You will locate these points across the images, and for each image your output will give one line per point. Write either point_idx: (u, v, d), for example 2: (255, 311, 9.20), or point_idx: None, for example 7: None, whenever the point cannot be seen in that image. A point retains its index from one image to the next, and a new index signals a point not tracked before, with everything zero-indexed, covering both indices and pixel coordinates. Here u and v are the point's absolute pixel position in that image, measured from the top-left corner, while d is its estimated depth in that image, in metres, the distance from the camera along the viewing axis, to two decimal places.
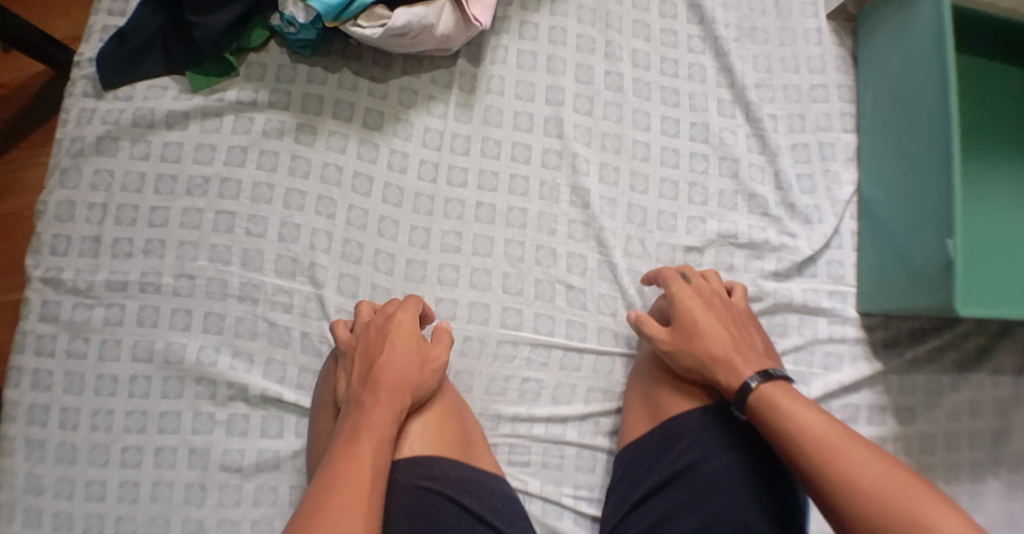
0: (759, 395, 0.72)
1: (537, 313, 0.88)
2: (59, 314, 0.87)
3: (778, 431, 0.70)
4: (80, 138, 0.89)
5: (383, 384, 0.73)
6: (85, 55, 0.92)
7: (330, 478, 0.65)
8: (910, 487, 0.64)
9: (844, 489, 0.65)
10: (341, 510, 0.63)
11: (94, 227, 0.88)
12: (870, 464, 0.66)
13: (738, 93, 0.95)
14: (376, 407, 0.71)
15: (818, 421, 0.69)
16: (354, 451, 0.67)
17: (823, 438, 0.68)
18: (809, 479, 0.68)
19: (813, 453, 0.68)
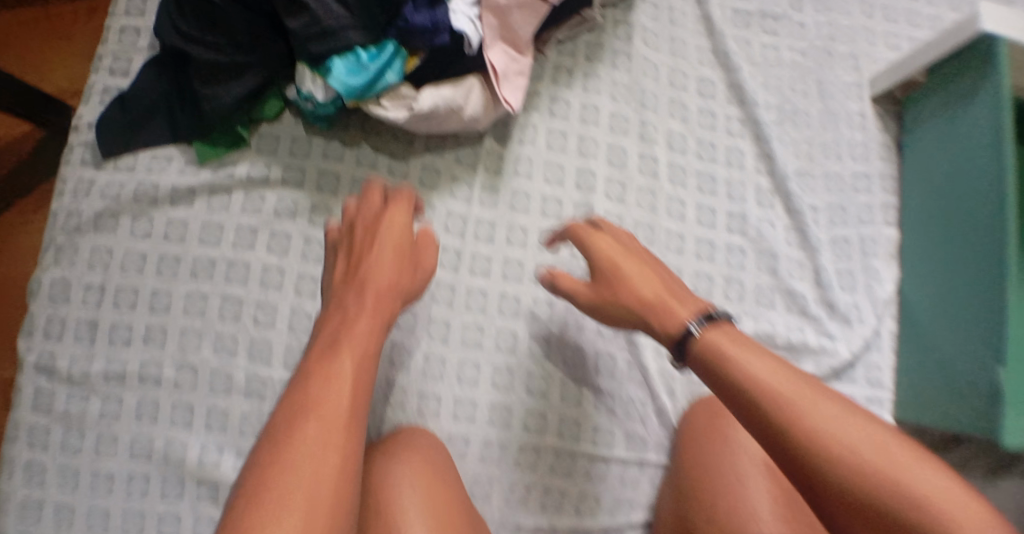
0: (701, 344, 0.61)
1: (561, 417, 0.84)
2: (53, 405, 0.81)
3: (730, 393, 0.59)
4: (76, 213, 0.83)
5: (366, 298, 0.70)
6: (84, 119, 0.85)
7: (298, 409, 0.61)
8: (889, 451, 0.55)
9: (814, 458, 0.55)
10: (314, 451, 0.58)
11: (91, 311, 0.82)
12: (842, 422, 0.56)
13: (779, 182, 0.90)
14: (360, 304, 0.70)
15: (772, 373, 0.58)
16: (330, 367, 0.64)
17: (776, 388, 0.57)
18: (769, 441, 0.57)
19: (774, 412, 0.57)
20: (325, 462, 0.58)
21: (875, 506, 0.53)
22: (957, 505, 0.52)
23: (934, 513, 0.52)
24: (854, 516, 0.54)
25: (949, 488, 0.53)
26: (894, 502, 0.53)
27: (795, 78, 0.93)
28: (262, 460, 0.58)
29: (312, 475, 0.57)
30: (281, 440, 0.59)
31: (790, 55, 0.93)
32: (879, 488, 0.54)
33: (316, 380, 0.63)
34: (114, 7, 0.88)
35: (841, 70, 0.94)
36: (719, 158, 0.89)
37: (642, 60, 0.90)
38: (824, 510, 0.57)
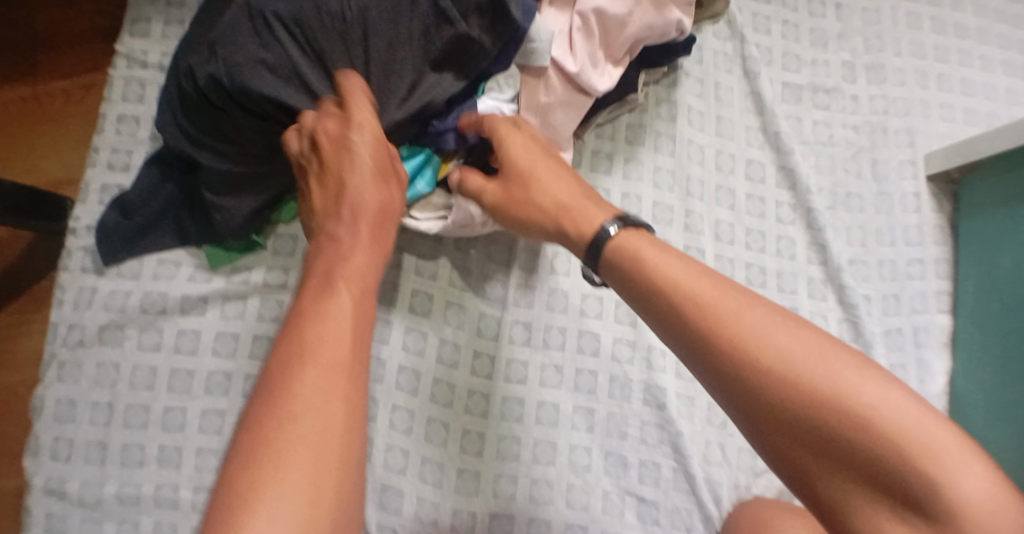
0: (620, 248, 0.59)
1: (604, 532, 0.78)
2: (64, 531, 0.76)
3: (644, 296, 0.56)
4: (79, 325, 0.77)
5: (364, 224, 0.63)
6: (83, 222, 0.79)
7: (292, 353, 0.54)
8: (820, 354, 0.50)
9: (744, 370, 0.51)
10: (318, 399, 0.52)
11: (100, 430, 0.77)
12: (769, 325, 0.52)
13: (832, 273, 0.84)
14: (354, 234, 0.62)
15: (692, 275, 0.55)
16: (325, 311, 0.57)
17: (694, 292, 0.54)
18: (685, 353, 0.54)
19: (689, 319, 0.53)
20: (331, 412, 0.52)
21: (814, 424, 0.49)
22: (904, 416, 0.48)
23: (886, 425, 0.48)
24: (793, 443, 0.50)
25: (900, 403, 0.48)
26: (835, 415, 0.49)
27: (848, 157, 0.88)
28: (262, 407, 0.52)
29: (315, 423, 0.52)
30: (278, 390, 0.53)
31: (842, 131, 0.89)
32: (817, 402, 0.49)
33: (309, 325, 0.56)
34: (110, 92, 0.82)
35: (894, 148, 0.89)
36: (767, 244, 0.84)
37: (686, 143, 0.85)
38: (761, 445, 0.51)
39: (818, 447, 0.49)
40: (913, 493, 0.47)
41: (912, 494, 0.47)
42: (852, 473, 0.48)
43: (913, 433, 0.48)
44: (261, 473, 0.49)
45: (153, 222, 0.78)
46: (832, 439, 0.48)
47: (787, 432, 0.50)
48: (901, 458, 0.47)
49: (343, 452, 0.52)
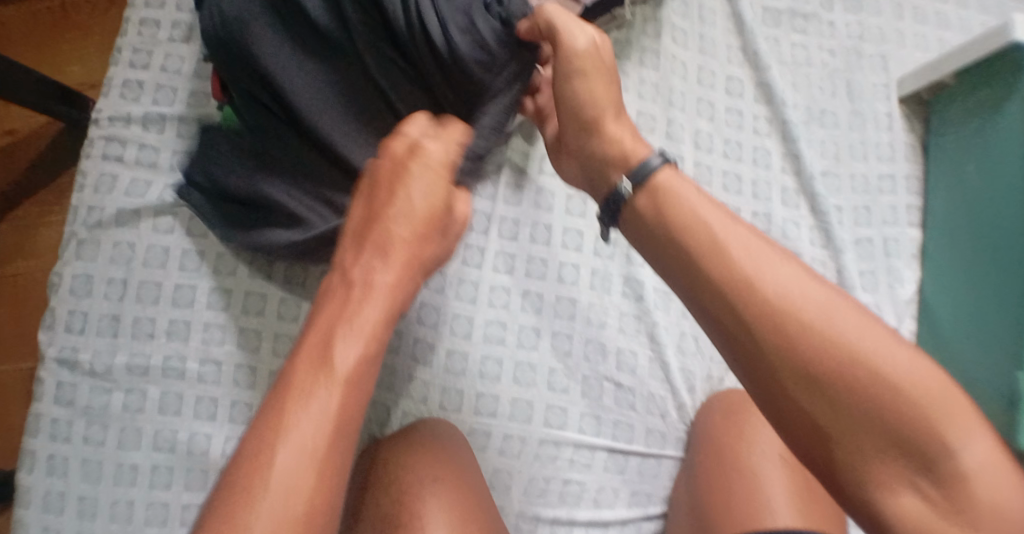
0: (660, 186, 0.58)
1: (582, 414, 0.84)
2: (76, 398, 0.81)
3: (680, 254, 0.55)
4: (98, 208, 0.82)
5: (370, 302, 0.59)
6: (106, 113, 0.83)
7: (267, 445, 0.51)
8: (857, 320, 0.51)
9: (779, 331, 0.50)
10: (290, 501, 0.50)
11: (114, 304, 0.82)
12: (807, 289, 0.51)
13: (805, 182, 0.90)
14: (362, 319, 0.58)
15: (735, 230, 0.53)
16: (309, 400, 0.53)
17: (729, 249, 0.53)
18: (718, 313, 0.53)
19: (720, 273, 0.53)
20: (303, 508, 0.50)
21: (842, 386, 0.49)
22: (932, 386, 0.49)
23: (909, 392, 0.49)
24: (820, 404, 0.50)
25: (924, 371, 0.50)
26: (864, 380, 0.49)
27: (824, 78, 0.93)
28: (230, 501, 0.50)
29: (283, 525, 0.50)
30: (250, 483, 0.50)
31: (819, 54, 0.94)
32: (850, 364, 0.50)
33: (287, 412, 0.53)
34: None
35: (870, 71, 0.94)
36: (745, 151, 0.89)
37: (670, 59, 0.90)
38: (778, 404, 0.51)
39: (846, 411, 0.49)
40: (925, 457, 0.49)
41: (924, 456, 0.49)
42: (872, 438, 0.49)
43: (933, 401, 0.49)
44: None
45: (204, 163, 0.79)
46: (857, 400, 0.49)
47: (816, 393, 0.50)
48: (922, 424, 0.49)
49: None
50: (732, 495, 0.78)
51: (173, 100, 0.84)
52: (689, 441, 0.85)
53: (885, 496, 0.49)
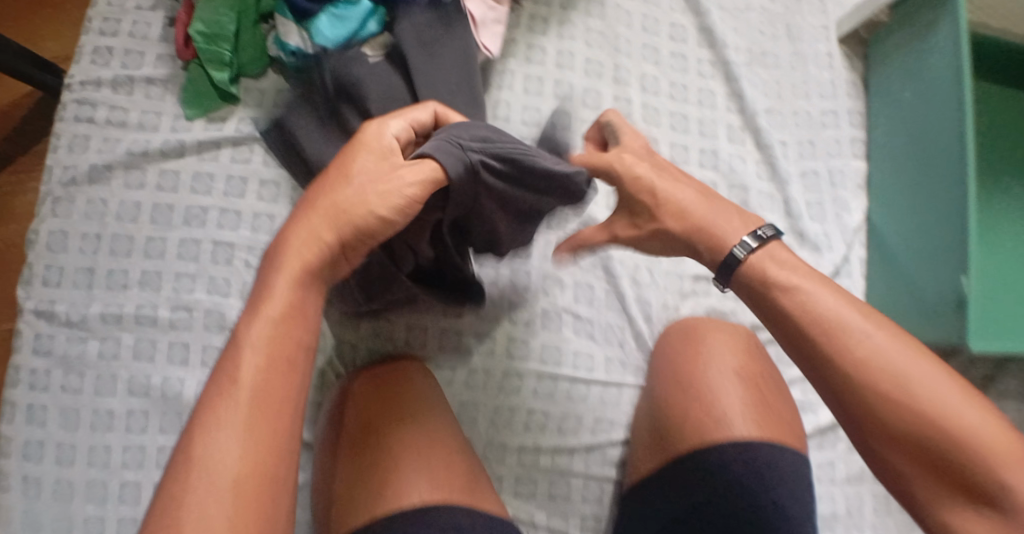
0: (755, 271, 0.63)
1: (543, 344, 0.89)
2: (53, 348, 0.84)
3: (773, 316, 0.62)
4: (73, 166, 0.86)
5: (280, 277, 0.61)
6: (77, 78, 0.87)
7: (201, 428, 0.55)
8: (935, 376, 0.58)
9: (859, 389, 0.59)
10: (222, 472, 0.54)
11: (88, 257, 0.85)
12: (896, 351, 0.59)
13: (749, 119, 0.93)
14: (277, 302, 0.60)
15: (833, 302, 0.60)
16: (238, 380, 0.57)
17: (833, 316, 0.60)
18: (805, 359, 0.61)
19: (823, 333, 0.60)
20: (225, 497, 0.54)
21: (907, 432, 0.57)
22: (988, 436, 0.56)
23: (979, 438, 0.56)
24: (884, 445, 0.58)
25: (991, 422, 0.56)
26: (924, 428, 0.57)
27: (765, 22, 0.97)
28: (173, 476, 0.55)
29: (220, 497, 0.54)
30: (188, 460, 0.54)
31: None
32: (916, 415, 0.57)
33: (216, 395, 0.57)
34: None
35: (808, 15, 0.98)
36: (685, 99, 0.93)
37: (615, 9, 0.94)
38: (866, 447, 0.60)
39: (917, 453, 0.57)
40: (990, 491, 0.55)
41: (987, 491, 0.55)
42: (936, 472, 0.57)
43: (995, 448, 0.55)
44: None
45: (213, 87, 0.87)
46: (928, 444, 0.57)
47: (892, 438, 0.58)
48: (993, 473, 0.55)
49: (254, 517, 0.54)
50: (686, 411, 0.82)
51: (141, 63, 0.88)
52: (648, 365, 0.88)
53: (949, 521, 0.57)
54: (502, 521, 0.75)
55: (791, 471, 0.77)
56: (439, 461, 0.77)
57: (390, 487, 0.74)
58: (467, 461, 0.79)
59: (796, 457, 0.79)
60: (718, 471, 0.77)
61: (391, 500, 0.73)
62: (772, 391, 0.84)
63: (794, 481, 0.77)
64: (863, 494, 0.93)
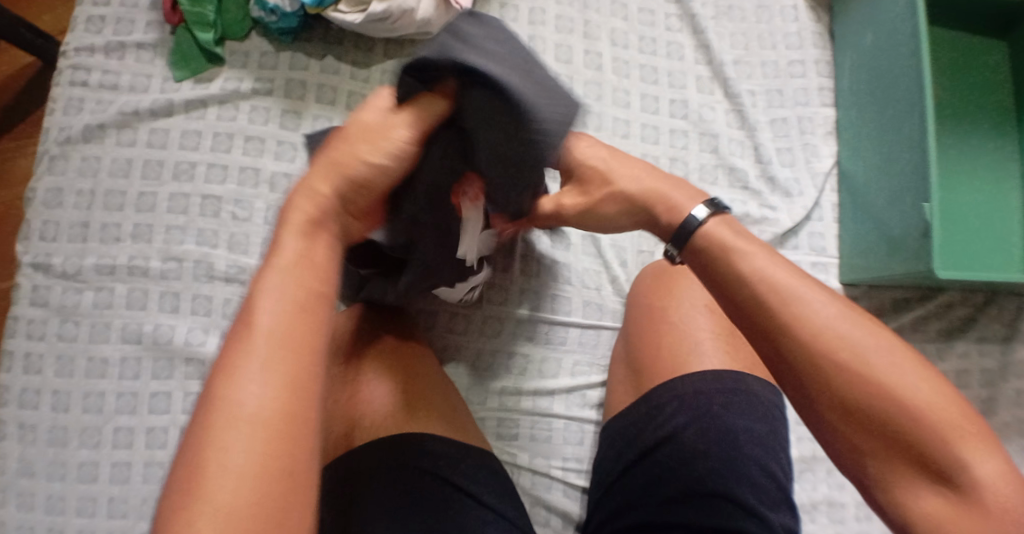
0: (706, 237, 0.63)
1: (523, 288, 0.92)
2: (49, 299, 0.87)
3: (723, 282, 0.62)
4: (68, 127, 0.90)
5: (289, 236, 0.58)
6: (72, 45, 0.92)
7: (214, 421, 0.53)
8: (886, 354, 0.57)
9: (818, 362, 0.58)
10: (237, 457, 0.52)
11: (83, 212, 0.89)
12: (848, 326, 0.58)
13: (717, 70, 0.99)
14: (266, 297, 0.56)
15: (779, 270, 0.60)
16: (239, 372, 0.54)
17: (778, 282, 0.60)
18: (755, 328, 0.61)
19: (770, 300, 0.59)
20: (252, 471, 0.51)
21: (863, 406, 0.57)
22: (939, 411, 0.56)
23: (933, 412, 0.56)
24: (841, 419, 0.58)
25: (944, 397, 0.56)
26: (880, 402, 0.56)
27: None
28: (180, 476, 0.52)
29: (236, 478, 0.51)
30: (204, 447, 0.52)
31: None
32: (868, 389, 0.57)
33: (226, 386, 0.53)
34: None
35: None
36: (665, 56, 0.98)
37: None
38: (820, 422, 0.59)
39: (877, 429, 0.57)
40: (945, 469, 0.55)
41: (941, 467, 0.55)
42: (894, 446, 0.56)
43: (945, 421, 0.56)
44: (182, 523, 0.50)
45: (198, 49, 0.93)
46: (884, 419, 0.56)
47: (847, 412, 0.57)
48: (940, 447, 0.55)
49: (275, 498, 0.51)
50: (660, 347, 0.82)
51: (131, 29, 0.93)
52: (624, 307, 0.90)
53: (904, 498, 0.56)
54: (479, 449, 0.78)
55: (758, 396, 0.78)
56: (414, 398, 0.79)
57: (367, 420, 0.77)
58: (442, 393, 0.81)
59: (770, 389, 0.79)
60: (687, 402, 0.77)
61: (368, 432, 0.76)
62: None
63: (761, 405, 0.78)
64: None
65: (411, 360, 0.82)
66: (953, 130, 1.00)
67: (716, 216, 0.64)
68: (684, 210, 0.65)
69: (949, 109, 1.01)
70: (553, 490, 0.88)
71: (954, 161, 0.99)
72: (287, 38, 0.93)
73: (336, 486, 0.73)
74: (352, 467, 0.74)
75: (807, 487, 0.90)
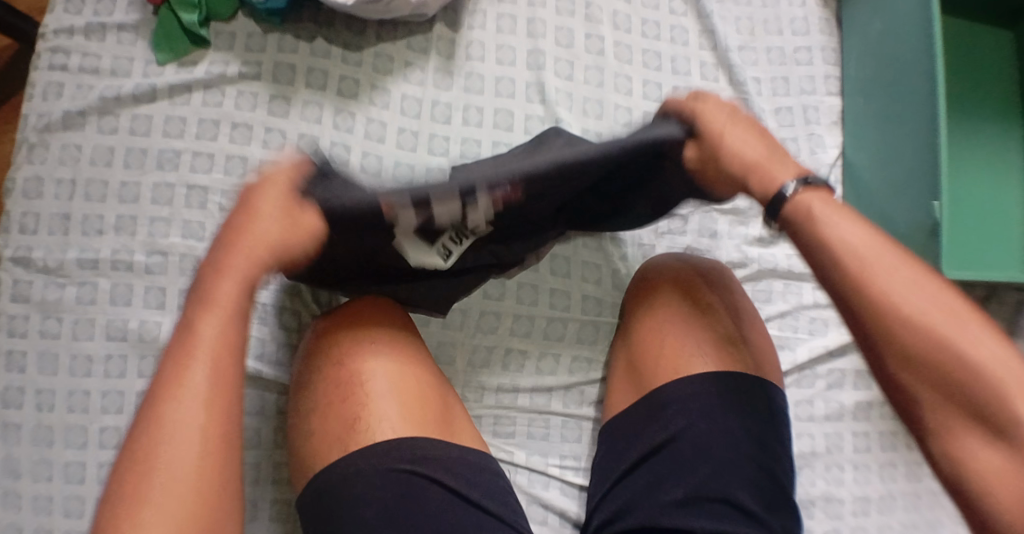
0: (796, 206, 0.65)
1: (520, 283, 0.90)
2: (30, 294, 0.84)
3: (810, 246, 0.64)
4: (47, 114, 0.86)
5: (229, 278, 0.62)
6: (50, 27, 0.88)
7: (144, 456, 0.56)
8: (954, 316, 0.60)
9: (882, 321, 0.61)
10: (162, 491, 0.55)
11: (63, 204, 0.85)
12: (917, 288, 0.61)
13: (721, 55, 0.96)
14: (206, 334, 0.60)
15: (862, 235, 0.63)
16: (177, 400, 0.58)
17: (856, 249, 0.62)
18: (833, 290, 0.64)
19: (844, 265, 0.62)
20: (173, 507, 0.55)
21: (927, 364, 0.60)
22: (1003, 370, 0.58)
23: (995, 372, 0.58)
24: (904, 375, 0.61)
25: (1010, 358, 0.58)
26: (941, 360, 0.59)
27: None
28: (116, 495, 0.55)
29: (166, 509, 0.55)
30: (130, 483, 0.55)
31: None
32: (932, 347, 0.59)
33: (160, 416, 0.57)
34: None
35: None
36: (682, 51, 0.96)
37: None
38: (882, 372, 0.62)
39: (938, 386, 0.59)
40: (1001, 423, 0.57)
41: (998, 422, 0.57)
42: (948, 399, 0.59)
43: (1005, 381, 0.57)
44: None
45: (180, 29, 0.88)
46: (945, 377, 0.59)
47: (912, 370, 0.60)
48: (998, 403, 0.57)
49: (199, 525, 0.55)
50: (663, 346, 0.80)
51: (112, 10, 0.89)
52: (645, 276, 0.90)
53: (956, 449, 0.59)
54: (473, 450, 0.76)
55: (764, 396, 0.76)
56: (410, 399, 0.76)
57: (364, 422, 0.73)
58: (438, 395, 0.79)
59: (774, 389, 0.77)
60: (694, 405, 0.75)
61: (362, 435, 0.73)
62: (748, 322, 0.82)
63: (767, 407, 0.76)
64: (844, 432, 0.90)
65: (410, 356, 0.79)
66: (969, 129, 0.98)
67: (809, 187, 0.66)
68: (777, 182, 0.66)
69: (957, 102, 0.98)
70: (550, 488, 0.86)
71: (962, 157, 0.97)
72: (276, 19, 0.89)
73: (327, 494, 0.71)
74: (343, 474, 0.71)
75: (807, 485, 0.88)
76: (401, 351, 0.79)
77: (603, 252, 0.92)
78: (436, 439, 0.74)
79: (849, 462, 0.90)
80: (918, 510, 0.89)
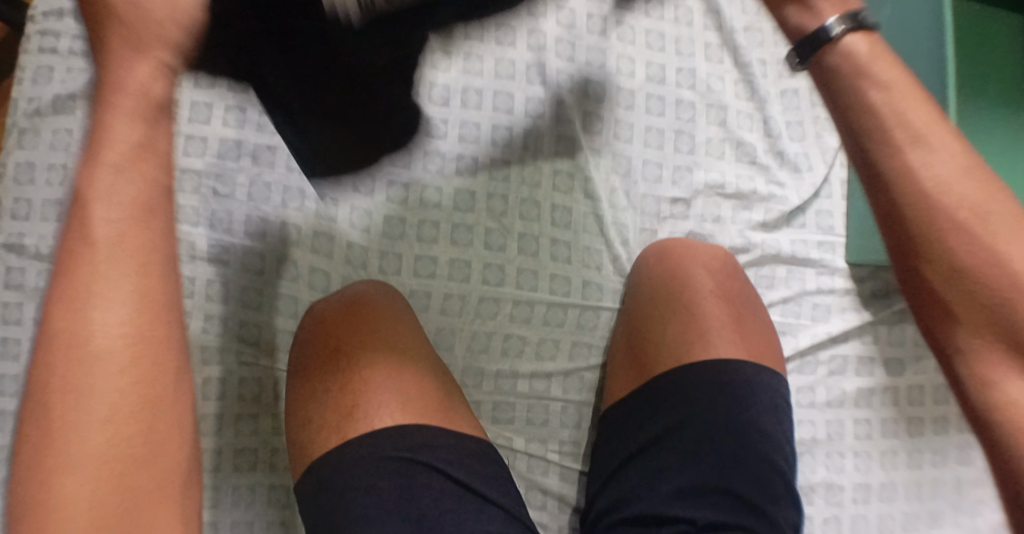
0: (844, 57, 0.49)
1: (520, 269, 0.89)
2: (24, 282, 0.83)
3: (853, 116, 0.49)
4: (37, 97, 0.85)
5: (122, 114, 0.47)
6: (39, 8, 0.86)
7: (60, 376, 0.45)
8: (1006, 219, 0.49)
9: (929, 222, 0.48)
10: (96, 401, 0.45)
11: (55, 189, 0.84)
12: (973, 182, 0.48)
13: (727, 36, 0.95)
14: (104, 194, 0.46)
15: (917, 105, 0.48)
16: (83, 298, 0.45)
17: (906, 122, 0.48)
18: (872, 179, 0.50)
19: (894, 141, 0.48)
20: (113, 417, 0.45)
21: (965, 277, 0.49)
22: None
23: None
24: (952, 290, 0.49)
25: None
26: (990, 269, 0.49)
27: None
28: (37, 429, 0.45)
29: (106, 416, 0.45)
30: (54, 409, 0.45)
31: None
32: (980, 254, 0.49)
33: (66, 315, 0.45)
34: None
35: None
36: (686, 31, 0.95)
37: None
38: (925, 290, 0.50)
39: (982, 302, 0.49)
40: None
41: None
42: (989, 318, 0.50)
43: None
44: (51, 471, 0.45)
45: None
46: (991, 291, 0.49)
47: (959, 283, 0.49)
48: None
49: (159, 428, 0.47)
50: (665, 332, 0.79)
51: None
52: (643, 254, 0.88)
53: (991, 377, 0.51)
54: (472, 438, 0.76)
55: (766, 383, 0.76)
56: (409, 386, 0.75)
57: (363, 410, 0.73)
58: (439, 383, 0.78)
59: (775, 378, 0.77)
60: (697, 391, 0.74)
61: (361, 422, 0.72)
62: (750, 310, 0.81)
63: (770, 394, 0.76)
64: (845, 418, 0.90)
65: (409, 343, 0.78)
66: None
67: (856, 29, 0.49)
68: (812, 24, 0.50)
69: None
70: (549, 475, 0.86)
71: None
72: None
73: (326, 484, 0.70)
74: (342, 463, 0.70)
75: (808, 471, 0.88)
76: (400, 338, 0.78)
77: (605, 237, 0.91)
78: (435, 426, 0.74)
79: (850, 449, 0.89)
80: (918, 497, 0.89)
